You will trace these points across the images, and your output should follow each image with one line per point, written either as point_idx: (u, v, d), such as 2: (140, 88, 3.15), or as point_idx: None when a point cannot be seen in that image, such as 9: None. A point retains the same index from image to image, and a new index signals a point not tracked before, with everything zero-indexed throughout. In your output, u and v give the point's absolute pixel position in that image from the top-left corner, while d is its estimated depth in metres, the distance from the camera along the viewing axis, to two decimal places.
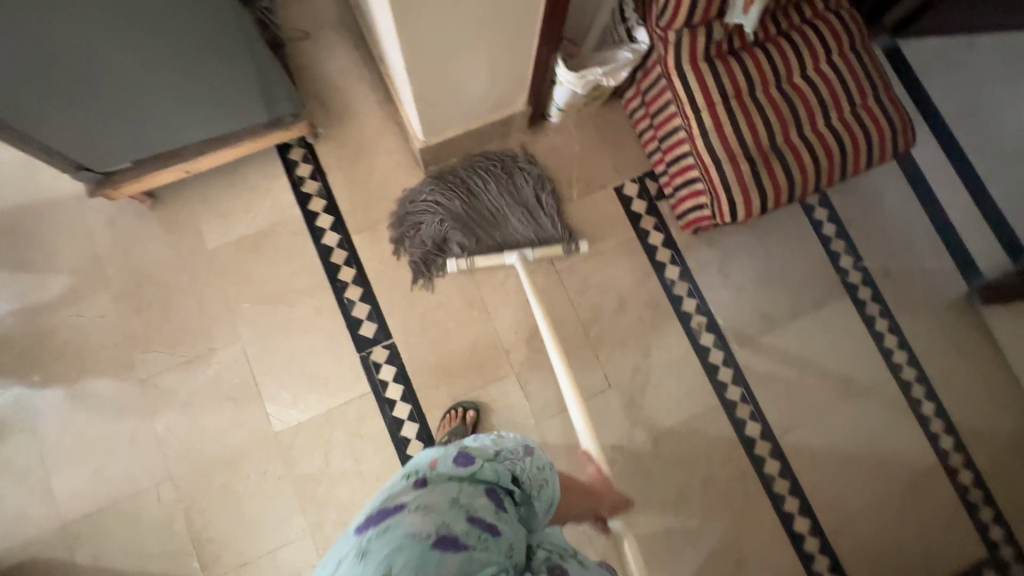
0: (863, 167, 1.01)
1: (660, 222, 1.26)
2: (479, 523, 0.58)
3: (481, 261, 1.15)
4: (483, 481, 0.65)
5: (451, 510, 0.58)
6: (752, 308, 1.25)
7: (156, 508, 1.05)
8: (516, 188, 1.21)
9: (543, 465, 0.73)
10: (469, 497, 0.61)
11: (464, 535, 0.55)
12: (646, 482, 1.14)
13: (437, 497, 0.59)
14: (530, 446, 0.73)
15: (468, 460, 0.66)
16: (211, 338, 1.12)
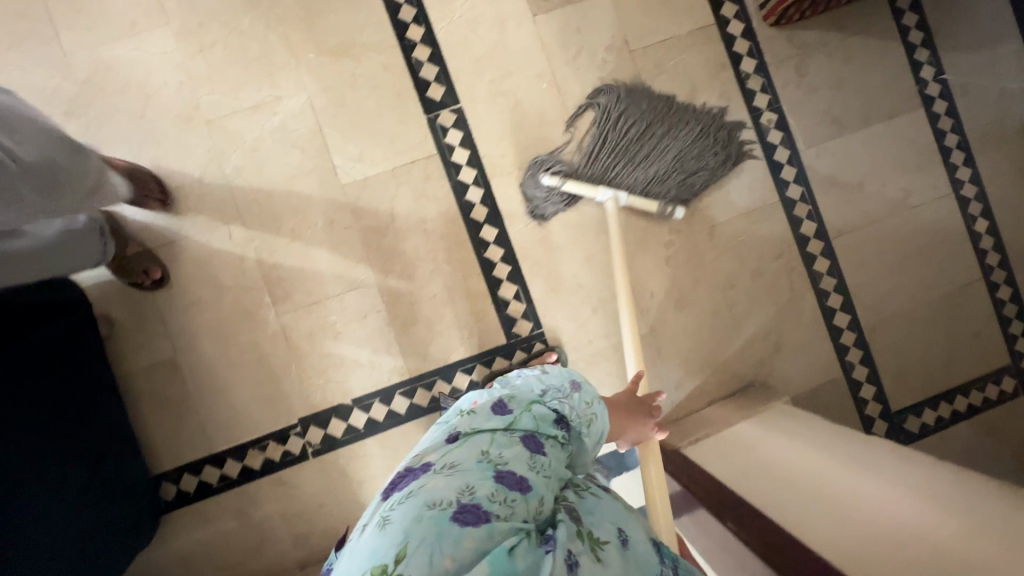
0: None
1: (742, 11, 1.20)
2: (508, 477, 0.63)
3: (571, 182, 1.09)
4: (520, 429, 0.71)
5: (476, 468, 0.63)
6: (824, 110, 1.22)
7: (228, 245, 1.09)
8: (691, 122, 1.13)
9: (593, 404, 0.80)
10: (496, 451, 0.66)
11: (486, 502, 0.58)
12: (698, 269, 1.18)
13: (465, 454, 0.66)
14: (579, 391, 0.80)
15: (504, 409, 0.74)
16: (277, 86, 1.10)
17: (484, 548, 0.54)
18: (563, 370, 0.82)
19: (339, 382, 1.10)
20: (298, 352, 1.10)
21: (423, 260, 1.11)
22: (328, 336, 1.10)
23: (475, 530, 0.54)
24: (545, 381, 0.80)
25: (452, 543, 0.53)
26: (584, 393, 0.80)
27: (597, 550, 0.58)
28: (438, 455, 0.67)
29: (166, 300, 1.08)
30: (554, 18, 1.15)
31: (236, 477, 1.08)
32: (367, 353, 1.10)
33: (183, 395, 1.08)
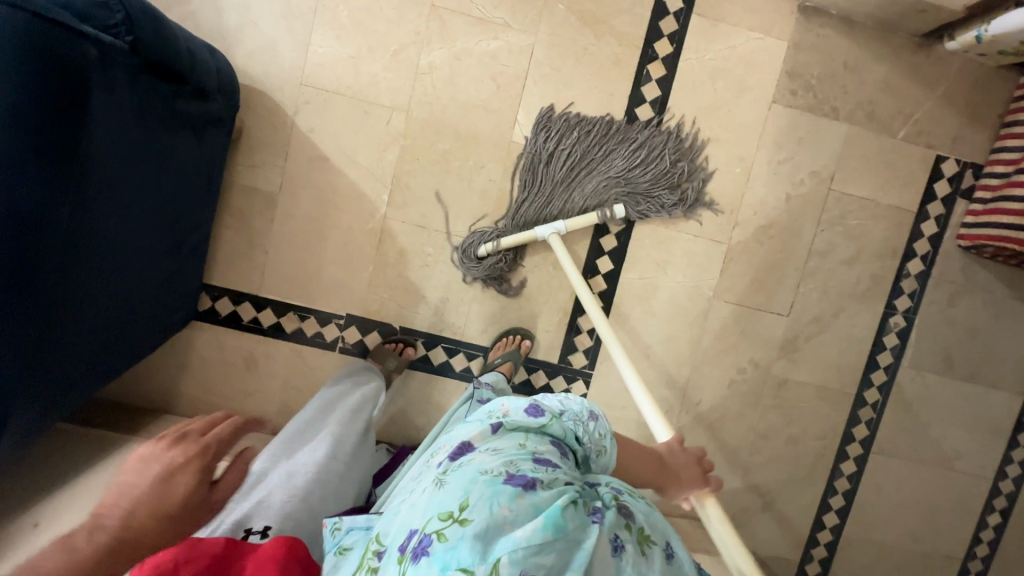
0: None
1: (946, 216, 1.17)
2: (547, 462, 0.51)
3: (503, 241, 1.03)
4: (551, 436, 0.56)
5: (520, 451, 0.51)
6: (945, 344, 1.21)
7: (381, 128, 1.06)
8: (648, 143, 1.08)
9: (607, 439, 0.59)
10: (539, 447, 0.53)
11: (532, 471, 0.48)
12: (748, 406, 1.20)
13: (505, 442, 0.53)
14: (598, 419, 0.59)
15: (536, 409, 0.57)
16: (514, 14, 1.04)
17: (537, 508, 0.44)
18: (582, 396, 0.62)
19: (399, 305, 1.11)
20: (381, 258, 1.10)
21: (535, 250, 1.11)
22: (414, 261, 1.10)
23: (528, 496, 0.45)
24: (561, 399, 0.60)
25: (506, 498, 0.44)
26: (603, 425, 0.59)
27: (644, 544, 0.48)
28: (475, 433, 0.54)
29: (299, 140, 1.06)
30: (788, 116, 1.11)
31: (265, 327, 1.10)
32: (438, 298, 1.11)
33: (265, 230, 1.08)
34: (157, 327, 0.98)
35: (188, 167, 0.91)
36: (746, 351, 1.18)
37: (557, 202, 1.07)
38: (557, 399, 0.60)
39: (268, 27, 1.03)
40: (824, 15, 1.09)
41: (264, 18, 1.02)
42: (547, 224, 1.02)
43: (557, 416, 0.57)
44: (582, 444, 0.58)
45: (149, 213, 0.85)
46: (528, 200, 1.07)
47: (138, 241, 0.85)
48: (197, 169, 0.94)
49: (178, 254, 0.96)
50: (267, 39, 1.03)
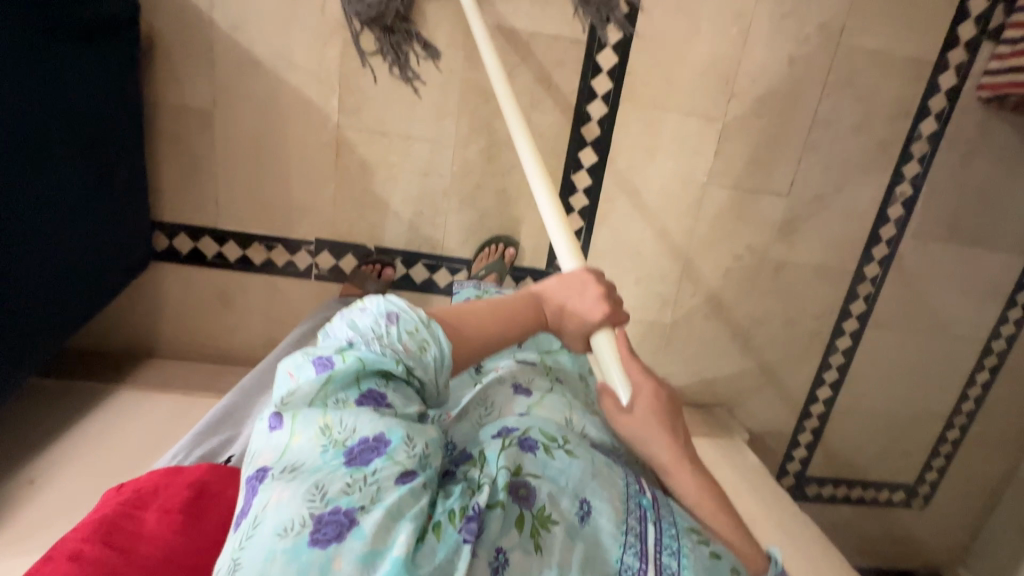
0: None
1: (968, 64, 1.04)
2: (363, 451, 0.39)
3: None
4: (361, 386, 0.43)
5: (323, 463, 0.38)
6: (952, 210, 1.15)
7: (316, 18, 0.90)
8: None
9: (423, 326, 0.48)
10: (343, 421, 0.40)
11: (344, 495, 0.37)
12: (744, 294, 1.17)
13: (296, 447, 0.39)
14: (401, 318, 0.47)
15: (320, 361, 0.43)
16: None
17: (368, 558, 0.34)
18: (375, 299, 0.48)
19: (370, 225, 1.03)
20: (342, 174, 1.00)
21: (511, 149, 1.00)
22: (379, 174, 1.00)
23: (347, 547, 0.34)
24: (348, 323, 0.46)
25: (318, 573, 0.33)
26: (406, 322, 0.47)
27: (541, 529, 0.41)
28: (264, 451, 0.40)
29: (222, 42, 0.91)
30: None
31: (232, 262, 1.04)
32: (411, 212, 1.03)
33: (208, 155, 0.97)
34: (109, 270, 0.90)
35: (91, 85, 0.77)
36: (743, 237, 1.12)
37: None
38: (345, 328, 0.46)
39: None
40: None
41: None
42: None
43: (344, 353, 0.44)
44: (403, 359, 0.45)
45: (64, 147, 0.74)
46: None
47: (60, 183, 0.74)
48: (104, 86, 0.80)
49: (110, 188, 0.86)
50: None
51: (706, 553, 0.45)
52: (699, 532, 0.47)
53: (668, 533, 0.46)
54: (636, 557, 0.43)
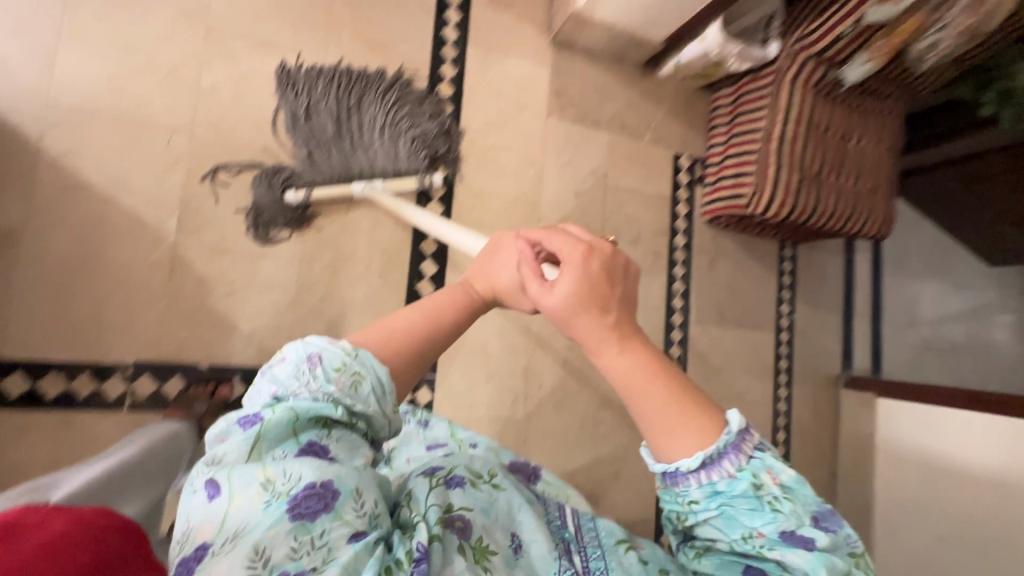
0: (846, 229, 1.36)
1: (691, 199, 1.48)
2: (307, 501, 0.41)
3: (318, 190, 1.03)
4: (298, 440, 0.45)
5: (266, 514, 0.40)
6: (715, 301, 1.50)
7: (160, 150, 0.97)
8: (386, 82, 1.12)
9: (350, 360, 0.49)
10: (287, 472, 0.42)
11: (291, 563, 0.38)
12: (583, 382, 1.31)
13: (237, 508, 0.41)
14: (325, 358, 0.49)
15: (248, 419, 0.45)
16: (299, 40, 1.08)
17: None
18: (296, 347, 0.50)
19: (205, 342, 0.98)
20: (176, 291, 0.97)
21: (357, 262, 1.10)
22: (219, 290, 0.99)
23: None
24: (273, 374, 0.49)
25: None
26: (331, 359, 0.49)
27: (482, 558, 0.46)
28: (200, 524, 0.41)
29: (49, 167, 0.91)
30: (562, 127, 1.32)
31: (14, 398, 0.88)
32: (253, 326, 1.01)
33: (6, 277, 0.88)
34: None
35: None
36: None
37: (315, 107, 1.05)
38: (267, 383, 0.48)
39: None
40: (572, 47, 1.34)
41: None
42: (363, 181, 1.07)
43: (273, 408, 0.46)
44: (340, 400, 0.47)
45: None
46: (281, 104, 1.04)
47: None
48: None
49: None
50: None
51: (634, 558, 0.53)
52: (628, 542, 0.56)
53: (593, 555, 0.53)
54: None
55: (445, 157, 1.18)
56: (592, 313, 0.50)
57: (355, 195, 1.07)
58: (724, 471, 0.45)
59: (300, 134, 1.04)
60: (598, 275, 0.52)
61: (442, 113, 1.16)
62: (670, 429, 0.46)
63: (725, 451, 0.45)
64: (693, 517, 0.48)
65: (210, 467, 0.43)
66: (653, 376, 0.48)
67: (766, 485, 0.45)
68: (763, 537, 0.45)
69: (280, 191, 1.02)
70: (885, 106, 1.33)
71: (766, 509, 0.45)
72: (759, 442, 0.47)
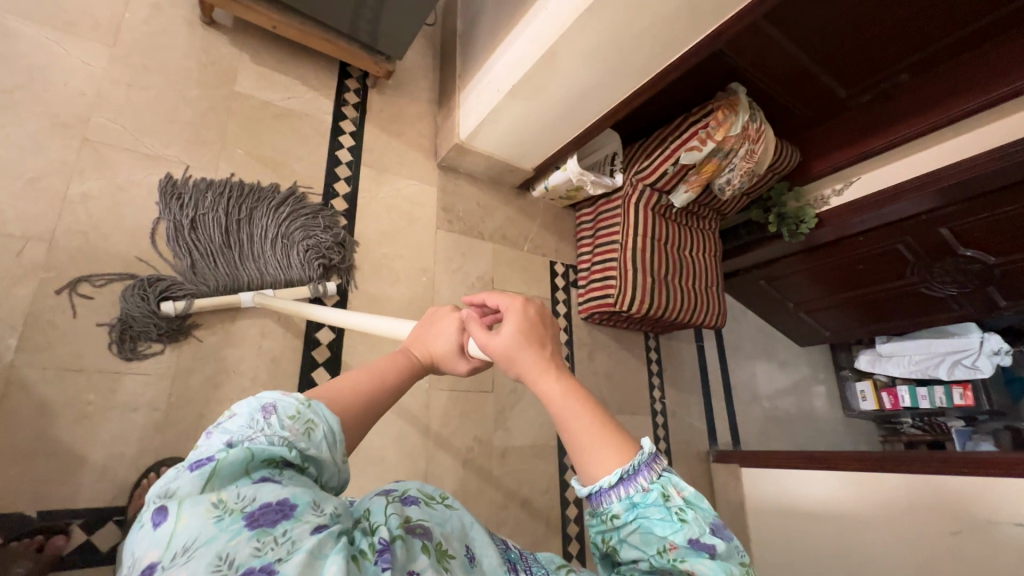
0: (693, 320, 1.63)
1: (568, 300, 1.67)
2: (266, 516, 0.39)
3: (200, 301, 0.97)
4: (252, 474, 0.42)
5: (223, 530, 0.37)
6: (598, 390, 1.64)
7: (6, 260, 0.87)
8: (279, 198, 1.16)
9: (303, 409, 0.47)
10: (239, 494, 0.40)
11: (258, 560, 0.36)
12: (483, 483, 1.30)
13: (185, 531, 0.37)
14: (279, 408, 0.46)
15: (198, 461, 0.41)
16: (188, 154, 1.09)
17: None
18: (246, 401, 0.46)
19: (36, 482, 0.82)
20: (3, 422, 0.81)
21: (240, 374, 1.03)
22: (63, 416, 0.86)
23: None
24: (224, 425, 0.44)
25: None
26: (286, 408, 0.46)
27: (443, 561, 0.47)
28: (146, 550, 0.36)
29: None
30: (451, 237, 1.45)
31: None
32: (105, 456, 0.87)
33: None
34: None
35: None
36: (469, 431, 1.31)
37: (202, 219, 1.04)
38: (215, 436, 0.44)
39: None
40: (456, 170, 1.52)
41: None
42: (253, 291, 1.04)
43: (226, 450, 0.42)
44: (294, 443, 0.45)
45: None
46: (163, 215, 1.02)
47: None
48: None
49: None
50: None
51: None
52: (567, 565, 0.58)
53: (538, 573, 0.55)
54: None
55: (340, 266, 1.21)
56: (534, 348, 0.57)
57: (242, 305, 1.03)
58: (638, 486, 0.50)
59: (182, 246, 1.01)
60: (534, 318, 0.60)
61: (336, 225, 1.21)
62: (598, 449, 0.51)
63: (639, 468, 0.50)
64: (617, 533, 0.50)
65: (159, 499, 0.39)
66: (581, 401, 0.54)
67: (673, 496, 0.49)
68: (675, 549, 0.47)
69: (157, 302, 0.95)
70: (705, 223, 1.69)
71: (675, 519, 0.48)
72: (666, 464, 0.52)
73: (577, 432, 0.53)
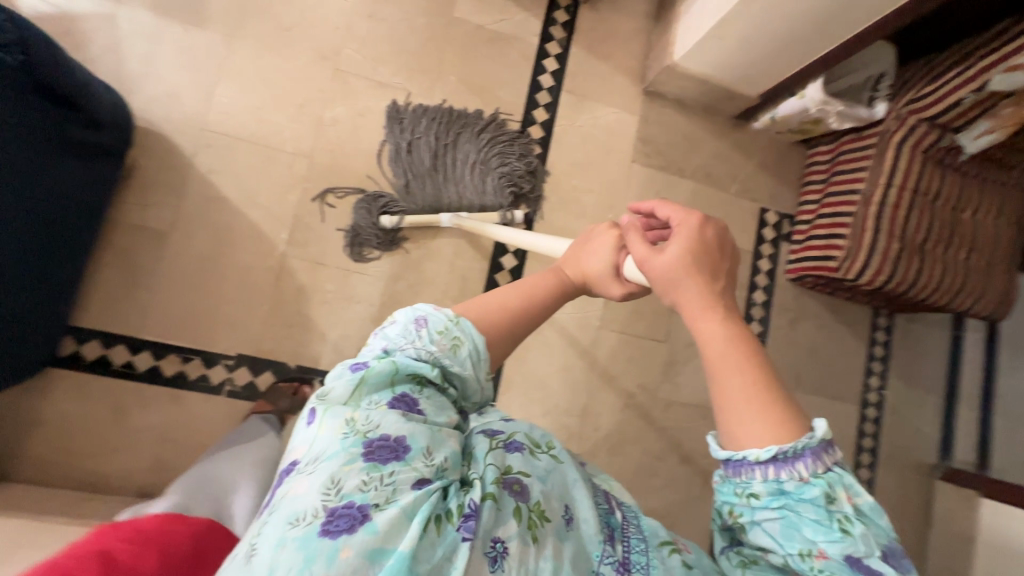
0: (952, 305, 1.25)
1: (775, 256, 1.43)
2: (380, 450, 0.45)
3: (409, 219, 1.11)
4: (393, 389, 0.49)
5: (344, 449, 0.44)
6: (793, 364, 1.42)
7: (283, 171, 1.11)
8: (482, 125, 1.21)
9: (451, 325, 0.53)
10: (367, 418, 0.46)
11: (359, 495, 0.42)
12: (639, 431, 1.28)
13: (323, 439, 0.45)
14: (429, 323, 0.53)
15: (358, 364, 0.50)
16: (410, 82, 1.20)
17: (371, 553, 0.40)
18: (405, 310, 0.54)
19: (295, 344, 1.09)
20: (278, 296, 1.09)
21: (435, 285, 1.17)
22: (313, 299, 1.11)
23: (355, 539, 0.40)
24: (385, 332, 0.53)
25: (324, 562, 0.38)
26: (435, 324, 0.52)
27: (532, 529, 0.47)
28: (299, 444, 0.47)
29: (195, 180, 1.07)
30: (646, 173, 1.34)
31: (141, 373, 1.02)
32: (337, 335, 1.11)
33: (150, 269, 1.04)
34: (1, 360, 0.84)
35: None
36: (633, 377, 1.29)
37: (417, 142, 1.16)
38: (378, 340, 0.53)
39: (172, 78, 1.08)
40: (663, 97, 1.36)
41: (168, 70, 1.08)
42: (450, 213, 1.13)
43: (379, 360, 0.50)
44: (437, 360, 0.51)
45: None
46: (388, 138, 1.16)
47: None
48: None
49: (42, 283, 0.88)
50: (168, 87, 1.08)
51: (677, 562, 0.52)
52: (670, 543, 0.55)
53: (636, 548, 0.52)
54: (612, 566, 0.50)
55: (529, 196, 1.24)
56: (699, 279, 0.51)
57: (440, 225, 1.13)
58: (794, 474, 0.44)
59: (399, 166, 1.15)
60: (711, 243, 0.53)
61: (530, 154, 1.23)
62: (746, 406, 0.46)
63: (801, 453, 0.44)
64: (751, 513, 0.47)
65: (319, 397, 0.49)
66: (741, 354, 0.48)
67: (840, 502, 0.44)
68: (823, 556, 0.44)
69: (378, 216, 1.12)
70: (1010, 176, 1.22)
71: (834, 527, 0.43)
72: (838, 458, 0.45)
73: (731, 395, 0.47)
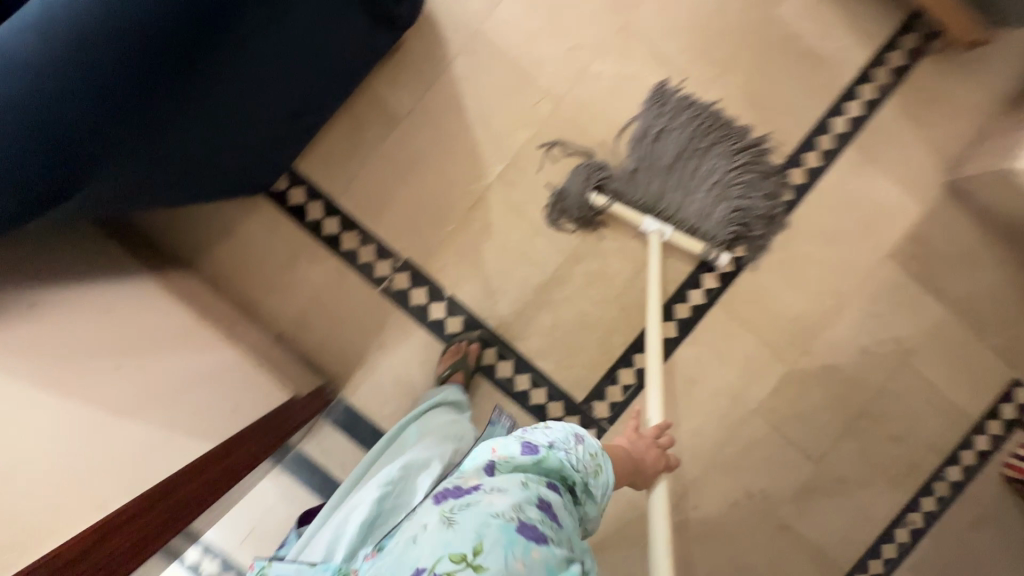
0: None
1: (1001, 440, 1.13)
2: (547, 505, 0.60)
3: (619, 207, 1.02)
4: (551, 477, 0.63)
5: (523, 493, 0.59)
6: (951, 567, 1.14)
7: (525, 106, 1.06)
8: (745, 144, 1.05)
9: (598, 455, 0.68)
10: (538, 485, 0.61)
11: (540, 525, 0.56)
12: (737, 535, 1.11)
13: (507, 481, 0.60)
14: (585, 442, 0.68)
15: (530, 447, 0.64)
16: (692, 67, 1.06)
17: (547, 565, 0.53)
18: (563, 424, 0.69)
19: (457, 275, 1.07)
20: (464, 223, 1.06)
21: (610, 284, 1.08)
22: (493, 241, 1.06)
23: (541, 547, 0.54)
24: (547, 431, 0.67)
25: (521, 551, 0.53)
26: (589, 446, 0.67)
27: None
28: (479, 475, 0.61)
29: (445, 81, 1.05)
30: (896, 275, 1.10)
31: (322, 235, 1.06)
32: (497, 285, 1.07)
33: (370, 146, 1.05)
34: (225, 187, 0.88)
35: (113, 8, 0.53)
36: (759, 478, 1.12)
37: (665, 134, 1.04)
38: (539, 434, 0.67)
39: None
40: (968, 200, 1.09)
41: None
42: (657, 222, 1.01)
43: (548, 449, 0.64)
44: (585, 474, 0.65)
45: (82, 99, 0.55)
46: (640, 117, 1.05)
47: (48, 128, 0.55)
48: (159, 36, 0.55)
49: (292, 126, 0.89)
50: None
51: None
52: None
53: None
54: None
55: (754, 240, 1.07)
56: None
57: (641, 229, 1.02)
58: None
59: (636, 151, 1.04)
60: None
61: (779, 198, 1.06)
62: None
63: None
64: None
65: (495, 458, 0.63)
66: None
67: None
68: None
69: (591, 188, 1.03)
70: None
71: None
72: None
73: None
